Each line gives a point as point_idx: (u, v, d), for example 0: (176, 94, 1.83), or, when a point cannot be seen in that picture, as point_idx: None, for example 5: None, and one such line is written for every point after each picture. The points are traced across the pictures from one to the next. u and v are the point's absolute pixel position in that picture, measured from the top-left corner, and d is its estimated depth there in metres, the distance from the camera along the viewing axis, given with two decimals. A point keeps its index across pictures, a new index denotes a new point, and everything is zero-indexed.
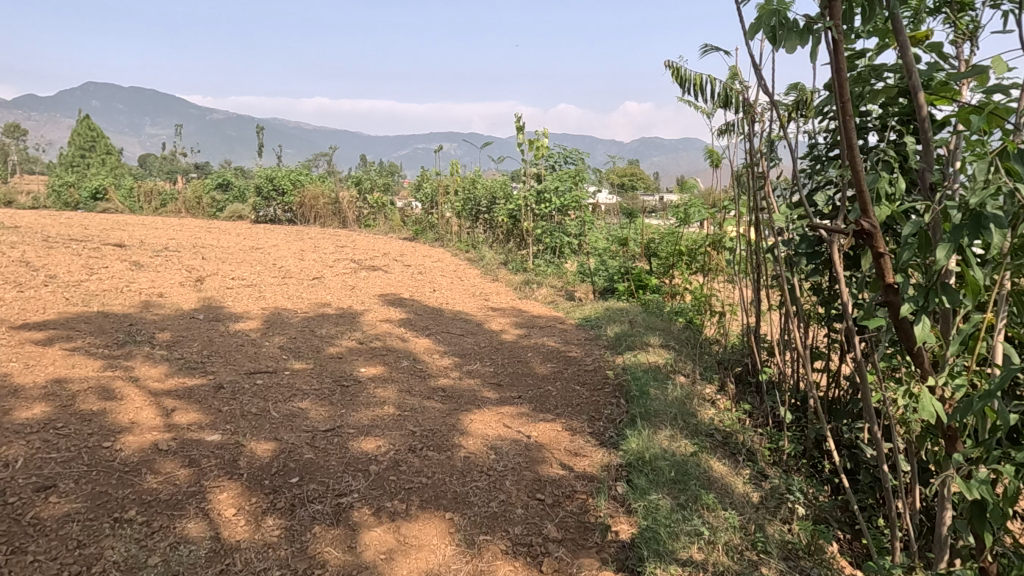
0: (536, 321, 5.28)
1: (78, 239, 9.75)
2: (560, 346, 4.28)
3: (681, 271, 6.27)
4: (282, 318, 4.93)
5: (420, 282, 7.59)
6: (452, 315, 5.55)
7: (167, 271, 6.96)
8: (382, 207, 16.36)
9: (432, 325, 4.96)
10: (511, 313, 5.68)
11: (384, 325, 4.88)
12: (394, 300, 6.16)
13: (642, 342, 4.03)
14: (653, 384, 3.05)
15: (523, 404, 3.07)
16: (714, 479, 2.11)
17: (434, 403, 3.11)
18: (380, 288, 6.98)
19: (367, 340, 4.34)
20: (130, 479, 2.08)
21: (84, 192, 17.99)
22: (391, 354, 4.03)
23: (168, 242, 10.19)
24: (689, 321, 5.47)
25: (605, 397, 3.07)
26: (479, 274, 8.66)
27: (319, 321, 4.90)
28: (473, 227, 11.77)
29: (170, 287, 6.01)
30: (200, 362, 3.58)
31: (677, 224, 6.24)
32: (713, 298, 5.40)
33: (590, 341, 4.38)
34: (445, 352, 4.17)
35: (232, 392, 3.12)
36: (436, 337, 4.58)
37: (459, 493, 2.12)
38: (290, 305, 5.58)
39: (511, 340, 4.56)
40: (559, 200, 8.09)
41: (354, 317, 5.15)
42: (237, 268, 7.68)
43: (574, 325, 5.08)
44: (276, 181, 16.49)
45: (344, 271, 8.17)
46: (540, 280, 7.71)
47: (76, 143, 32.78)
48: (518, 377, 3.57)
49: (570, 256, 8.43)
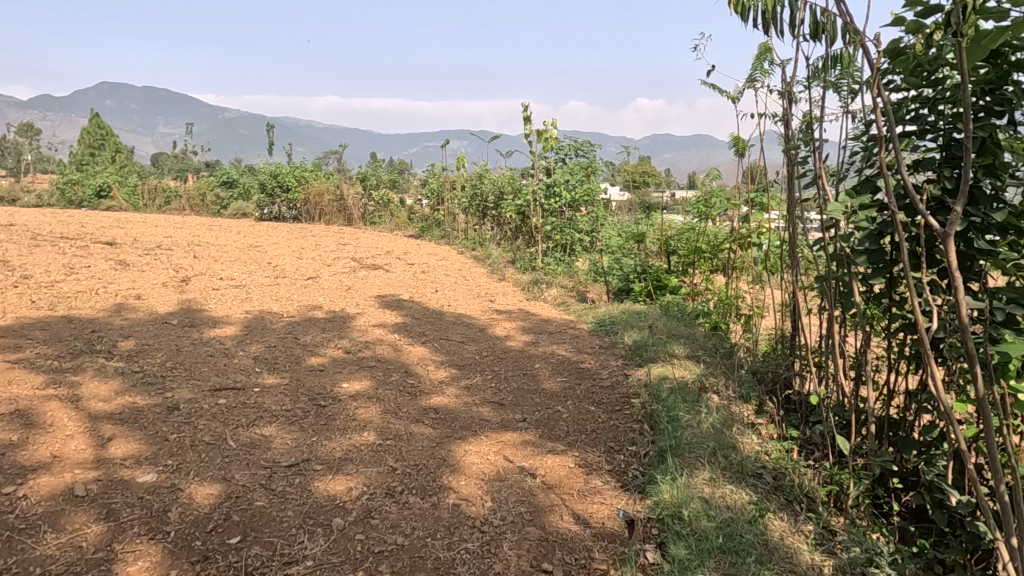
0: (545, 326, 4.79)
1: (69, 237, 9.35)
2: (572, 356, 3.79)
3: (704, 271, 5.77)
4: (264, 323, 4.48)
5: (422, 282, 7.14)
6: (454, 318, 5.08)
7: (152, 271, 6.53)
8: (388, 204, 15.95)
9: (430, 331, 4.49)
10: (518, 317, 5.21)
11: (376, 331, 4.41)
12: (392, 303, 5.70)
13: (665, 351, 3.54)
14: (685, 408, 2.57)
15: (528, 430, 2.59)
16: (774, 547, 1.64)
17: (424, 428, 2.63)
18: (378, 288, 6.53)
19: (355, 348, 3.87)
20: (20, 543, 1.64)
21: (88, 189, 17.67)
22: (379, 366, 3.55)
23: (164, 240, 9.79)
24: (713, 324, 4.93)
25: (626, 422, 2.59)
26: (485, 273, 8.18)
27: (305, 326, 4.43)
28: (481, 224, 11.30)
29: (150, 288, 5.58)
30: (160, 377, 3.14)
31: (698, 219, 5.73)
32: (740, 300, 4.89)
33: (606, 350, 3.89)
34: (442, 363, 3.69)
35: (187, 415, 2.66)
36: (433, 344, 4.11)
37: (442, 562, 1.65)
38: (277, 308, 5.12)
39: (517, 347, 4.08)
40: (570, 194, 7.60)
41: (345, 321, 4.69)
42: (228, 267, 7.26)
43: (587, 330, 4.60)
44: (280, 178, 16.08)
45: (343, 270, 7.71)
46: (550, 279, 7.22)
47: (86, 142, 32.61)
48: (523, 394, 3.08)
49: (582, 254, 7.94)
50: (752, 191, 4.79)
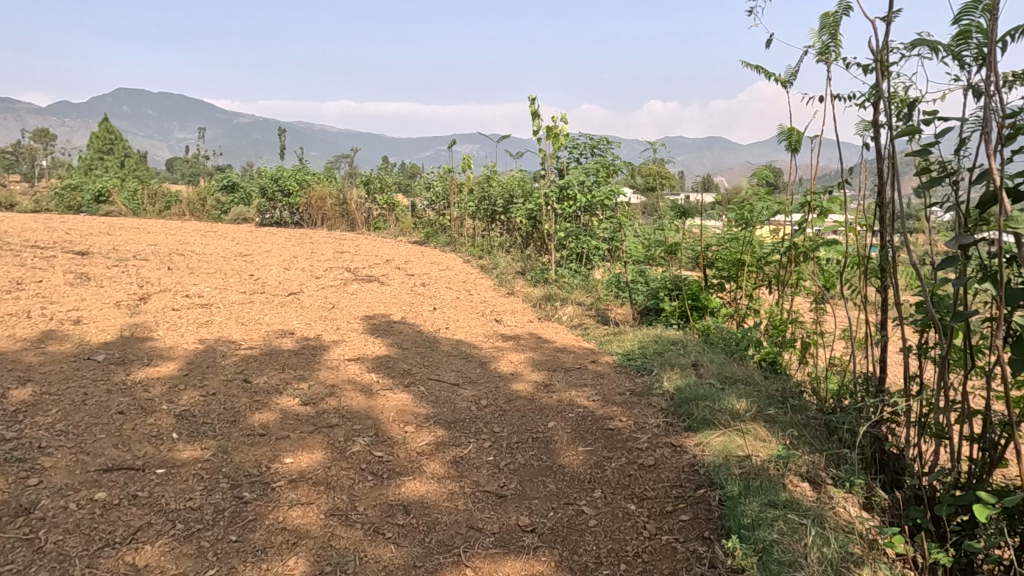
0: (561, 359, 3.90)
1: (40, 246, 8.52)
2: (596, 409, 2.90)
3: (747, 289, 4.85)
4: (213, 358, 3.62)
5: (420, 298, 6.31)
6: (448, 348, 4.19)
7: (111, 288, 5.72)
8: (393, 209, 15.08)
9: (417, 368, 3.62)
10: (527, 346, 4.31)
11: (351, 368, 3.54)
12: (380, 326, 4.83)
13: (721, 406, 2.66)
14: (777, 522, 1.73)
15: (538, 555, 1.75)
16: None
17: (381, 548, 1.77)
18: (368, 306, 5.71)
19: (315, 399, 3.00)
20: None
21: (86, 194, 16.93)
22: (341, 427, 2.68)
23: (145, 249, 8.99)
24: (770, 359, 4.00)
25: (689, 545, 1.78)
26: (492, 286, 7.36)
27: (264, 361, 3.57)
28: (489, 229, 10.44)
29: (97, 310, 4.74)
30: (34, 449, 2.29)
31: (739, 226, 4.86)
32: (798, 327, 4.00)
33: (640, 401, 3.00)
34: (425, 421, 2.81)
35: (38, 524, 1.81)
36: (418, 389, 3.23)
37: None
38: (239, 335, 4.27)
39: (525, 394, 3.19)
40: (586, 197, 6.67)
41: (316, 353, 3.83)
42: (203, 282, 6.45)
43: (612, 366, 3.74)
44: (282, 181, 15.31)
45: (332, 285, 6.85)
46: (565, 294, 6.35)
47: (95, 147, 32.25)
48: (531, 478, 2.21)
49: (599, 264, 7.09)
50: (811, 193, 3.91)
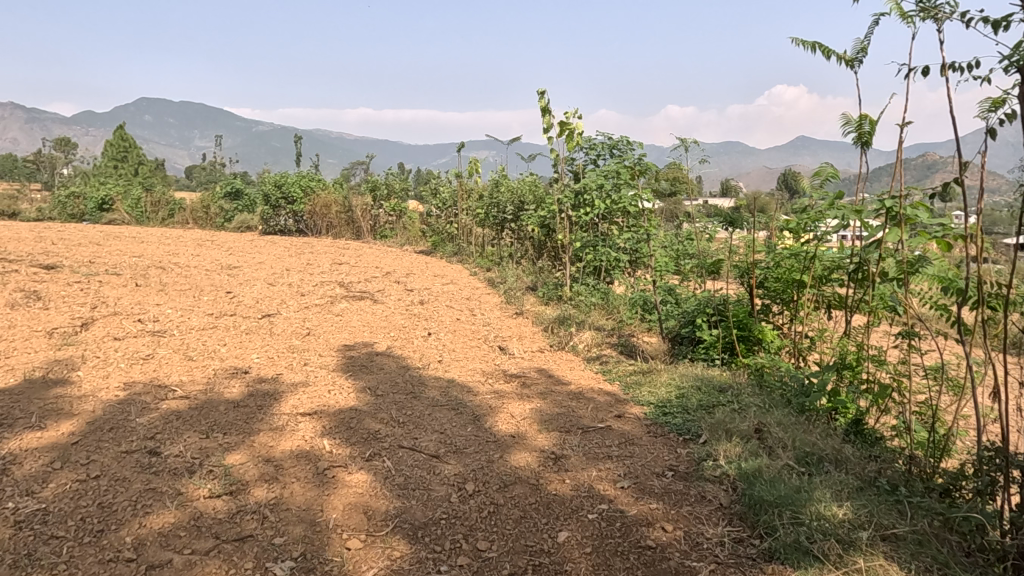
0: (577, 412, 3.03)
1: (11, 259, 7.79)
2: (628, 507, 2.03)
3: (805, 315, 3.94)
4: (126, 415, 2.79)
5: (414, 320, 5.46)
6: (435, 395, 3.31)
7: (54, 310, 4.93)
8: (401, 216, 14.26)
9: (388, 430, 2.75)
10: (535, 390, 3.43)
11: (302, 431, 2.69)
12: (357, 361, 3.97)
13: (817, 521, 1.79)
14: None
15: None
16: None
17: None
18: (351, 332, 4.87)
19: (235, 487, 2.14)
20: None
21: (89, 203, 16.26)
22: (257, 540, 1.84)
23: (126, 263, 8.23)
24: (851, 417, 3.10)
25: None
26: (499, 304, 6.51)
27: (187, 421, 2.72)
28: (499, 238, 9.58)
29: (21, 343, 3.94)
30: None
31: (793, 239, 3.94)
32: (883, 370, 3.10)
33: (688, 492, 2.13)
34: (381, 526, 1.96)
35: None
36: (382, 466, 2.37)
37: None
38: (178, 376, 3.45)
39: (527, 475, 2.31)
40: (605, 203, 5.78)
41: (263, 406, 2.98)
42: (168, 301, 5.64)
43: (642, 423, 2.86)
44: (285, 188, 14.51)
45: (317, 304, 6.02)
46: (582, 316, 5.49)
47: (110, 154, 31.96)
48: None
49: (620, 279, 6.20)
50: (899, 196, 3.01)
